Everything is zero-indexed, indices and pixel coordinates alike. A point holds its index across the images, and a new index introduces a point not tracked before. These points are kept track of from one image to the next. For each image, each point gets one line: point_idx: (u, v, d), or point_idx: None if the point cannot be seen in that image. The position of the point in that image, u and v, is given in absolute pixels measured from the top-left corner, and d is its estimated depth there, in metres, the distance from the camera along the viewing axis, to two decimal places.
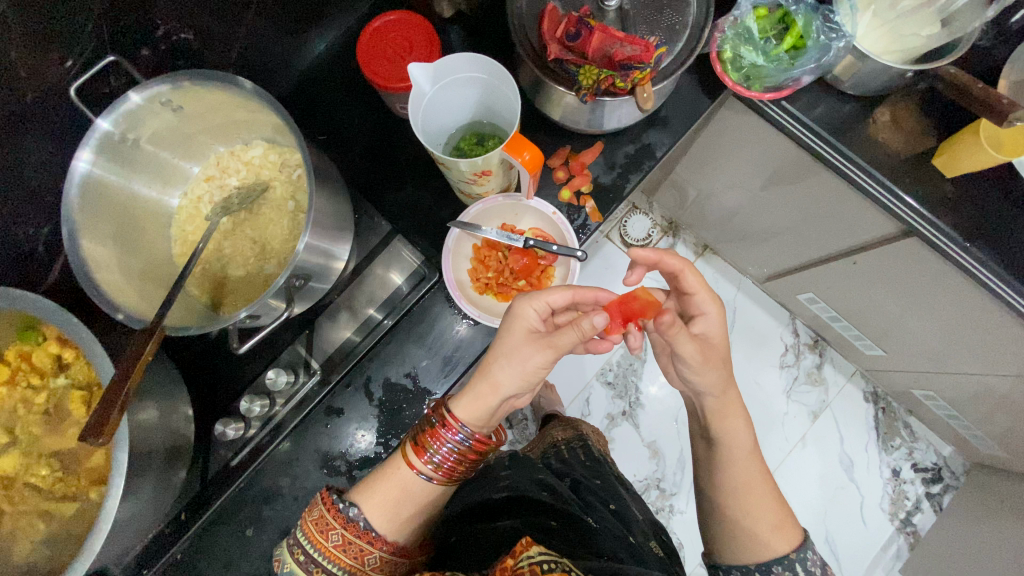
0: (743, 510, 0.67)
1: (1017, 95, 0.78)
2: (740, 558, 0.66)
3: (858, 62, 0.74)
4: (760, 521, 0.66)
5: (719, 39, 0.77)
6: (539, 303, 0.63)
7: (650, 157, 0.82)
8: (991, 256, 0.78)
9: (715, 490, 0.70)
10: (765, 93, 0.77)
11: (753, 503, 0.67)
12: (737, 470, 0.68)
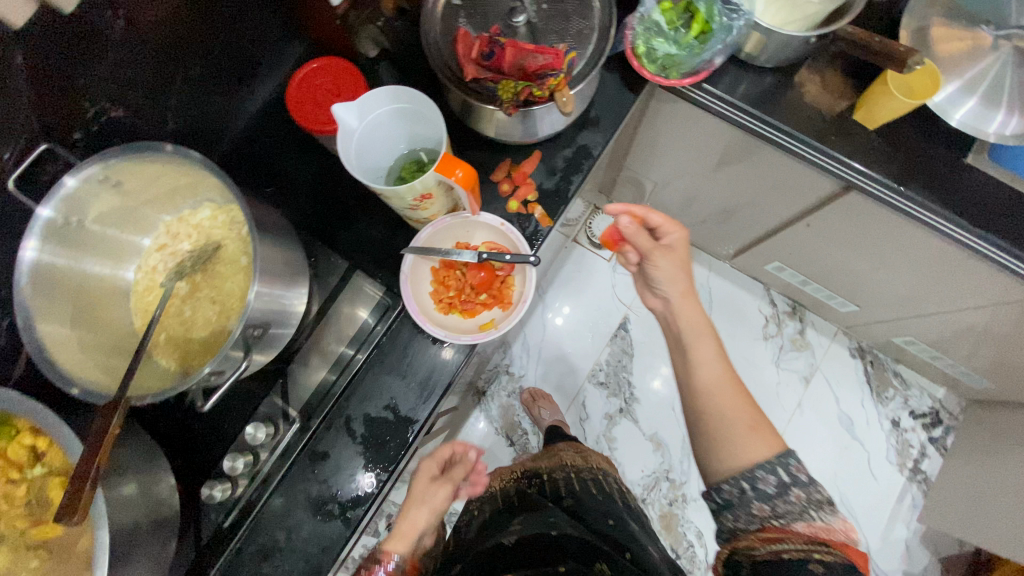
0: (722, 417, 0.75)
1: (918, 41, 0.82)
2: (733, 458, 0.72)
3: (764, 36, 0.78)
4: (748, 432, 0.73)
5: (631, 37, 0.80)
6: (430, 461, 0.85)
7: (587, 156, 0.85)
8: (925, 196, 0.81)
9: (700, 412, 0.77)
10: (685, 80, 0.81)
11: (732, 419, 0.75)
12: (716, 378, 0.78)
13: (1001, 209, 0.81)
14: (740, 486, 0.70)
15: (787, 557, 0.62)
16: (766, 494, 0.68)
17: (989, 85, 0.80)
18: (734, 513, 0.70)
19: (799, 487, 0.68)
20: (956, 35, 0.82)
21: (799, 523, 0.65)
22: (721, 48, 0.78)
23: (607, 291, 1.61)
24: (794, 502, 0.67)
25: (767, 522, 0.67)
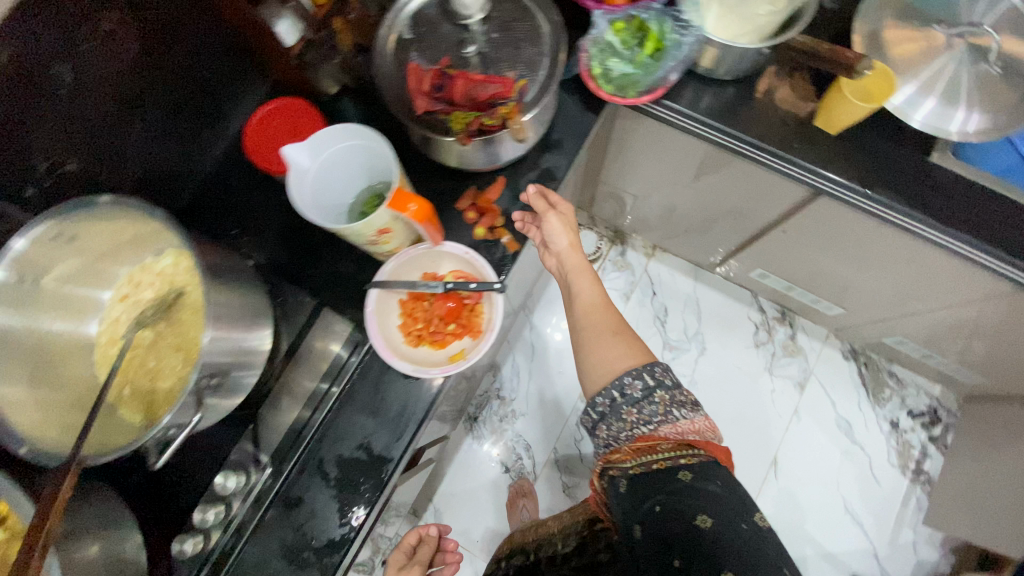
0: (597, 339, 0.80)
1: (873, 44, 0.82)
2: (602, 371, 0.78)
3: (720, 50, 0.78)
4: (618, 347, 0.79)
5: (586, 60, 0.80)
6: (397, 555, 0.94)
7: (552, 179, 0.84)
8: (893, 198, 0.81)
9: (577, 332, 0.83)
10: (645, 99, 0.80)
11: (603, 335, 0.80)
12: (587, 301, 0.83)
13: (970, 205, 0.80)
14: (611, 396, 0.75)
15: (655, 467, 0.70)
16: (633, 400, 0.74)
17: (945, 85, 0.81)
18: (611, 420, 0.75)
19: (662, 389, 0.74)
20: (910, 37, 0.82)
21: (666, 426, 0.72)
22: (675, 66, 0.79)
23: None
24: (657, 403, 0.73)
25: (637, 432, 0.73)
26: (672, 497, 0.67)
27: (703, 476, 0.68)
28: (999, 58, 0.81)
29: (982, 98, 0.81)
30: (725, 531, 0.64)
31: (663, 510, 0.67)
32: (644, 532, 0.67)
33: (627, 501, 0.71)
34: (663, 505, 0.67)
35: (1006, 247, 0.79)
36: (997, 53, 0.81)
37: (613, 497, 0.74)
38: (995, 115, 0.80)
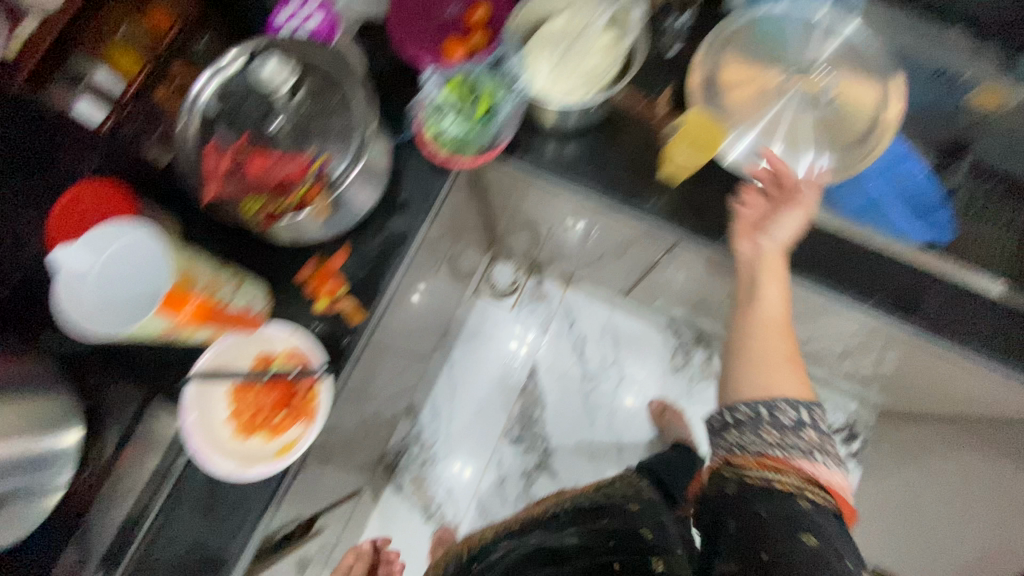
0: (758, 348, 0.79)
1: (712, 88, 0.80)
2: (760, 385, 0.76)
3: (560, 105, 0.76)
4: (791, 373, 0.77)
5: (422, 127, 0.78)
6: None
7: (397, 243, 0.81)
8: (741, 245, 0.79)
9: (748, 337, 0.80)
10: (491, 152, 0.78)
11: (786, 354, 0.78)
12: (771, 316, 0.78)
13: (817, 247, 0.81)
14: (757, 410, 0.74)
15: (776, 487, 0.67)
16: (782, 426, 0.72)
17: (784, 129, 0.79)
18: (735, 429, 0.75)
19: (813, 432, 0.72)
20: (742, 81, 0.81)
21: (801, 461, 0.69)
22: (511, 116, 0.77)
23: (513, 340, 1.56)
24: (820, 435, 0.72)
25: (768, 451, 0.70)
26: (753, 521, 0.66)
27: (822, 527, 0.64)
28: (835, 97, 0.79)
29: (821, 140, 0.79)
30: (832, 557, 0.61)
31: (758, 524, 0.65)
32: (737, 532, 0.66)
33: (729, 502, 0.69)
34: (765, 517, 0.65)
35: (860, 288, 0.79)
36: (831, 93, 0.80)
37: (714, 488, 0.73)
38: (840, 152, 0.78)
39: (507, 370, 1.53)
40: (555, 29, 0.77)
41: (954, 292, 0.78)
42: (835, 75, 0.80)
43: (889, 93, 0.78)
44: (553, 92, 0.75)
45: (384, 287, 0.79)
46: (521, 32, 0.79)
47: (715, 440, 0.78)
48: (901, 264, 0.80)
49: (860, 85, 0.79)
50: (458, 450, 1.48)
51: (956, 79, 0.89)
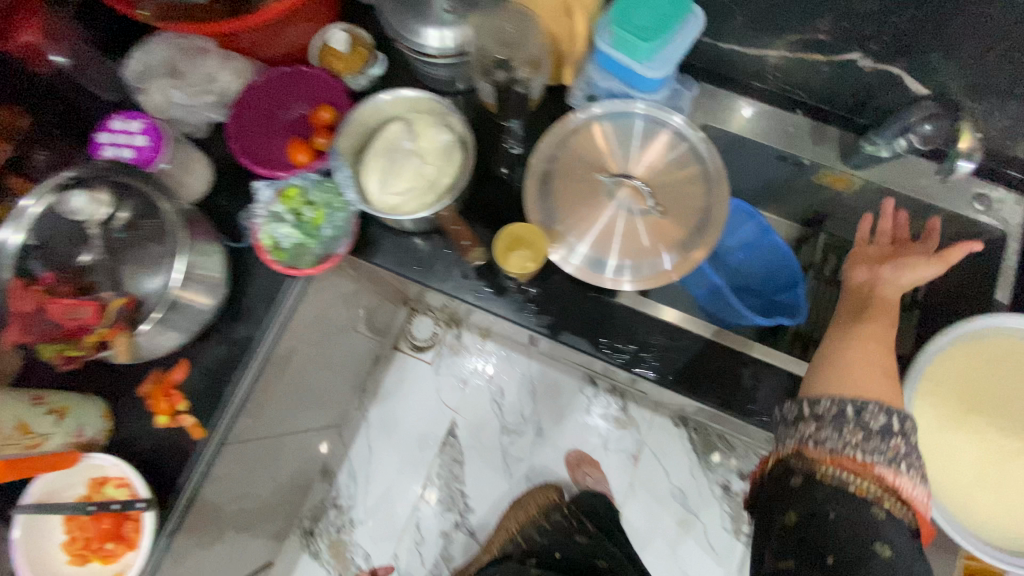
0: (868, 360, 0.69)
1: (548, 184, 0.79)
2: (853, 387, 0.66)
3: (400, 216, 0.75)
4: (878, 387, 0.66)
5: (260, 238, 0.77)
6: None
7: (239, 352, 0.81)
8: (582, 342, 0.79)
9: (847, 349, 0.70)
10: (335, 260, 0.77)
11: (868, 370, 0.67)
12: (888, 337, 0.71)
13: (657, 344, 0.78)
14: (844, 409, 0.64)
15: (855, 489, 0.61)
16: (873, 426, 0.63)
17: (616, 235, 0.77)
18: (810, 423, 0.66)
19: (903, 439, 0.62)
20: (572, 187, 0.79)
21: (885, 471, 0.61)
22: (350, 223, 0.76)
23: (431, 397, 1.54)
24: (892, 446, 0.62)
25: (855, 452, 0.62)
26: (818, 522, 0.61)
27: (902, 545, 0.59)
28: (665, 200, 0.78)
29: (654, 243, 0.77)
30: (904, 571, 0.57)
31: (832, 527, 0.60)
32: (793, 527, 0.62)
33: (794, 494, 0.64)
34: (837, 520, 0.60)
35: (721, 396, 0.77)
36: (662, 195, 0.78)
37: (774, 479, 0.67)
38: (677, 245, 0.77)
39: (426, 428, 1.51)
40: (387, 141, 0.77)
41: (793, 385, 0.77)
42: (662, 179, 0.79)
43: (716, 193, 0.77)
44: (390, 207, 0.75)
45: (226, 393, 0.80)
46: (353, 143, 0.78)
47: (782, 427, 0.69)
48: (742, 362, 0.77)
49: (688, 186, 0.78)
50: (377, 508, 1.47)
51: (806, 165, 0.85)
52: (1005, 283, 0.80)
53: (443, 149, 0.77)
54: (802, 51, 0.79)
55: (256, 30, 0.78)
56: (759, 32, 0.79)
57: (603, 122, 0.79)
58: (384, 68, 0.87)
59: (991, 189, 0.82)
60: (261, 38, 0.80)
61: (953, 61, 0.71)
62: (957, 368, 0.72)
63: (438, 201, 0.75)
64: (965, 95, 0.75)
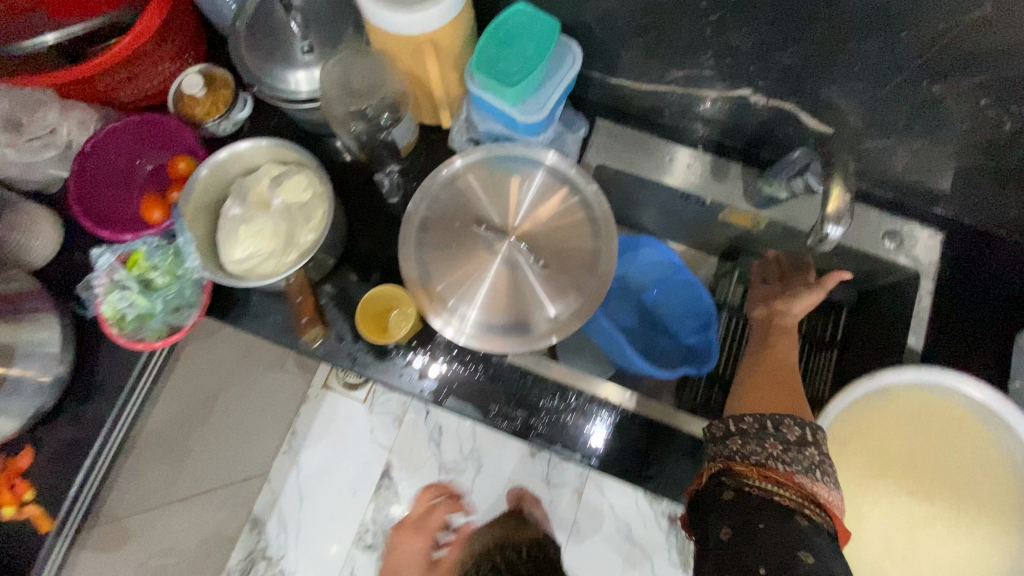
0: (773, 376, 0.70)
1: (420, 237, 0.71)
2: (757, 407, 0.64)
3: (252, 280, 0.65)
4: (779, 397, 0.66)
5: (103, 310, 0.68)
6: None
7: (92, 431, 0.75)
8: (464, 408, 0.72)
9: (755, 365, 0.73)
10: (189, 328, 0.69)
11: (773, 388, 0.68)
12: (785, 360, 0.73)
13: (544, 408, 0.73)
14: (762, 420, 0.59)
15: (780, 499, 0.53)
16: (786, 439, 0.57)
17: (501, 293, 0.70)
18: (736, 439, 0.59)
19: (817, 447, 0.57)
20: (448, 241, 0.71)
21: (805, 479, 0.54)
22: (204, 286, 0.69)
23: (365, 438, 1.32)
24: (809, 456, 0.56)
25: (775, 457, 0.55)
26: (750, 535, 0.51)
27: (829, 550, 0.49)
28: (553, 251, 0.71)
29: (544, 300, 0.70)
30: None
31: (757, 538, 0.50)
32: (730, 542, 0.52)
33: (722, 508, 0.54)
34: (768, 530, 0.50)
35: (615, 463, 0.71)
36: (550, 246, 0.71)
37: (703, 502, 0.57)
38: (564, 300, 0.71)
39: (359, 471, 1.30)
40: (240, 193, 0.67)
41: (690, 446, 0.72)
42: (549, 233, 0.72)
43: (603, 241, 0.71)
44: (238, 271, 0.65)
45: (82, 468, 0.75)
46: (206, 195, 0.68)
47: (709, 448, 0.62)
48: (636, 423, 0.72)
49: (576, 235, 0.72)
50: (326, 551, 1.28)
51: (708, 204, 0.81)
52: (920, 325, 0.74)
53: (299, 202, 0.67)
54: (692, 88, 0.74)
55: (118, 69, 0.71)
56: (648, 67, 0.73)
57: (482, 166, 0.73)
58: (251, 111, 0.80)
59: (902, 226, 0.77)
60: (124, 78, 0.74)
61: (846, 97, 0.66)
62: (865, 424, 0.67)
63: (294, 263, 0.65)
64: (863, 130, 0.70)
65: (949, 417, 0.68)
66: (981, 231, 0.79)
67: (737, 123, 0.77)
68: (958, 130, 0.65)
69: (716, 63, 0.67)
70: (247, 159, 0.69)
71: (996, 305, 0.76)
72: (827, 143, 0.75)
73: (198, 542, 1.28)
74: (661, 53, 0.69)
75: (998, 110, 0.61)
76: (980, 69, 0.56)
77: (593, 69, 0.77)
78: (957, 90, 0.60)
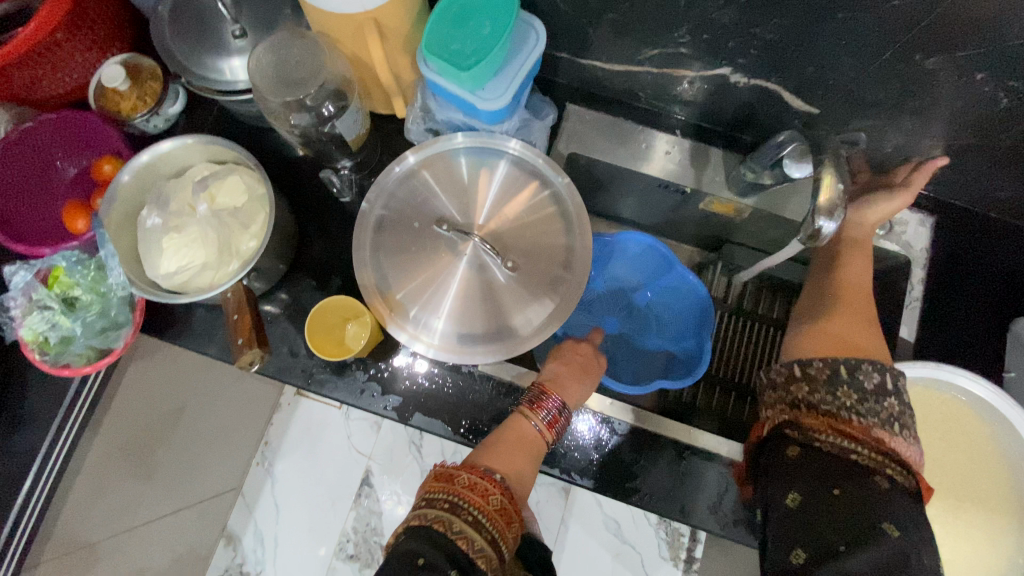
0: (845, 308, 0.63)
1: (376, 242, 0.64)
2: (836, 348, 0.57)
3: (187, 293, 0.59)
4: (852, 337, 0.58)
5: (22, 335, 0.60)
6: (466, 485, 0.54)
7: None
8: (431, 424, 0.67)
9: (820, 298, 0.65)
10: (122, 349, 0.61)
11: (847, 321, 0.61)
12: (849, 283, 0.65)
13: None
14: (836, 365, 0.54)
15: (857, 459, 0.48)
16: (861, 388, 0.52)
17: (469, 298, 0.63)
18: (803, 384, 0.55)
19: (896, 399, 0.52)
20: (405, 244, 0.64)
21: (881, 433, 0.50)
22: (136, 303, 0.61)
23: (340, 447, 1.10)
24: (884, 406, 0.51)
25: (847, 413, 0.51)
26: (826, 499, 0.46)
27: (911, 513, 0.45)
28: (522, 251, 0.64)
29: (517, 301, 0.64)
30: (916, 557, 0.42)
31: (839, 503, 0.45)
32: (797, 509, 0.47)
33: (788, 467, 0.50)
34: (844, 495, 0.46)
35: (595, 475, 0.67)
36: (519, 245, 0.64)
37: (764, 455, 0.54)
38: (539, 299, 0.64)
39: (334, 478, 1.09)
40: (171, 197, 0.60)
41: (675, 453, 0.67)
42: (518, 230, 0.65)
43: (577, 235, 0.65)
44: (170, 285, 0.58)
45: None
46: (133, 200, 0.61)
47: (769, 395, 0.58)
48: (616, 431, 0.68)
49: (548, 232, 0.65)
50: (314, 553, 1.06)
51: (689, 192, 0.75)
52: (910, 316, 0.71)
53: (232, 204, 0.60)
54: (667, 68, 0.68)
55: (31, 62, 0.62)
56: (618, 47, 0.67)
57: (440, 161, 0.66)
58: (184, 105, 0.73)
59: None
60: (40, 75, 0.65)
61: (833, 74, 0.61)
62: None
63: (233, 271, 0.58)
64: (850, 109, 0.65)
65: (943, 412, 0.64)
66: (972, 214, 0.75)
67: (717, 105, 0.72)
68: (951, 108, 0.61)
69: (692, 40, 0.62)
70: (180, 159, 0.62)
71: (989, 292, 0.72)
72: (813, 125, 0.70)
73: (170, 561, 1.07)
74: (633, 31, 0.63)
75: (993, 85, 0.56)
76: (977, 41, 0.51)
77: (561, 51, 0.71)
78: (951, 64, 0.55)
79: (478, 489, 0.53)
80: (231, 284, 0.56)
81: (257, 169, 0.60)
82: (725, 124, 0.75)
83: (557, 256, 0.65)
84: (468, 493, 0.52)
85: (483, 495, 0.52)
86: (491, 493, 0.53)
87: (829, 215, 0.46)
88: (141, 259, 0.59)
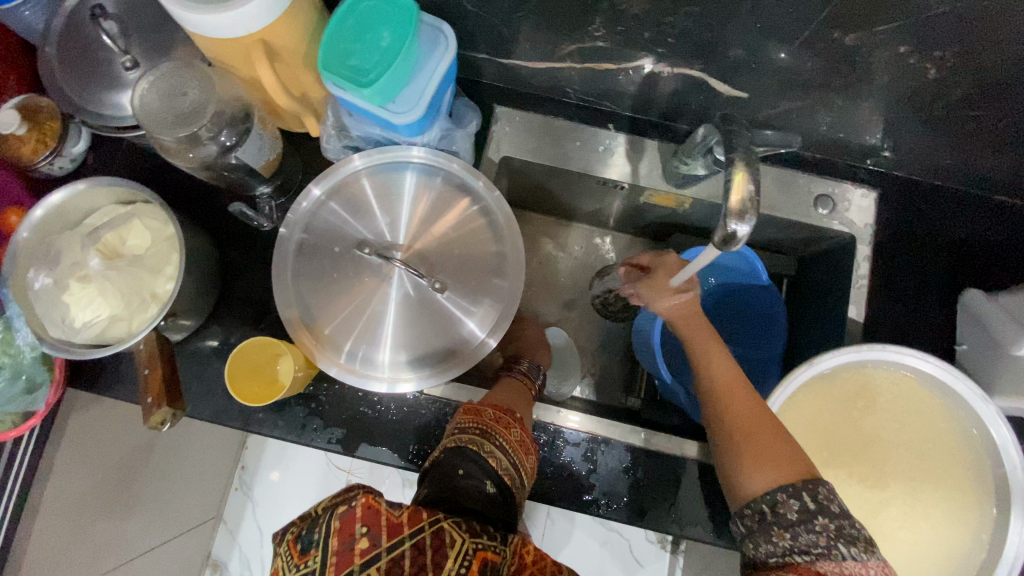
0: (741, 419, 0.54)
1: (303, 274, 0.62)
2: (749, 479, 0.51)
3: (99, 347, 0.56)
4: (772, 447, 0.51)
5: None
6: (495, 412, 0.57)
7: None
8: (381, 453, 0.65)
9: (709, 402, 0.57)
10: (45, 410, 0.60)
11: (752, 411, 0.54)
12: (723, 378, 0.57)
13: None
14: (762, 510, 0.49)
15: None
16: (788, 523, 0.47)
17: (400, 322, 0.61)
18: (750, 540, 0.50)
19: (826, 516, 0.46)
20: (326, 271, 0.62)
21: (824, 566, 0.44)
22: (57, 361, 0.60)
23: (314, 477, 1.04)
24: (818, 533, 0.46)
25: (792, 559, 0.46)
26: None
27: None
28: (449, 269, 0.63)
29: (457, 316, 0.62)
30: None
31: None
32: None
33: None
34: None
35: (555, 490, 0.66)
36: (447, 264, 0.63)
37: None
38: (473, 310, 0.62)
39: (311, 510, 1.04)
40: (69, 251, 0.56)
41: (628, 457, 0.67)
42: (442, 249, 0.63)
43: (508, 244, 0.64)
44: (76, 344, 0.55)
45: None
46: (35, 255, 0.57)
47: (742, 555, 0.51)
48: (567, 439, 0.67)
49: (476, 245, 0.63)
50: None
51: (627, 187, 0.74)
52: (858, 296, 0.70)
53: (142, 248, 0.57)
54: (591, 62, 0.65)
55: None
56: (535, 45, 0.64)
57: (350, 186, 0.63)
58: (90, 143, 0.68)
59: (834, 188, 0.72)
60: None
61: (753, 56, 0.58)
62: (832, 402, 0.63)
63: (149, 314, 0.56)
64: (779, 90, 0.63)
65: (895, 391, 0.64)
66: (917, 184, 0.73)
67: (648, 96, 0.70)
68: (882, 81, 0.58)
69: (607, 33, 0.59)
70: (82, 206, 0.59)
71: (939, 263, 0.71)
72: (743, 109, 0.68)
73: None
74: (548, 27, 0.60)
75: (918, 57, 0.54)
76: (894, 16, 0.49)
77: (480, 51, 0.68)
78: (873, 39, 0.52)
79: (501, 421, 0.57)
80: (147, 333, 0.54)
81: (163, 207, 0.58)
82: (659, 114, 0.73)
83: (487, 269, 0.63)
84: (498, 425, 0.56)
85: (506, 426, 0.56)
86: (512, 427, 0.57)
87: (741, 218, 0.44)
88: (40, 320, 0.55)
